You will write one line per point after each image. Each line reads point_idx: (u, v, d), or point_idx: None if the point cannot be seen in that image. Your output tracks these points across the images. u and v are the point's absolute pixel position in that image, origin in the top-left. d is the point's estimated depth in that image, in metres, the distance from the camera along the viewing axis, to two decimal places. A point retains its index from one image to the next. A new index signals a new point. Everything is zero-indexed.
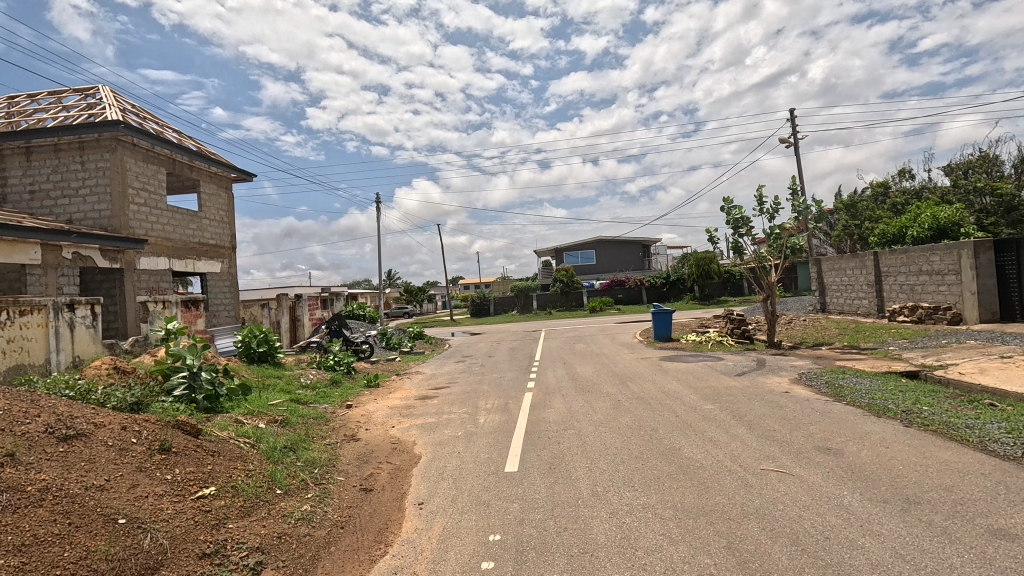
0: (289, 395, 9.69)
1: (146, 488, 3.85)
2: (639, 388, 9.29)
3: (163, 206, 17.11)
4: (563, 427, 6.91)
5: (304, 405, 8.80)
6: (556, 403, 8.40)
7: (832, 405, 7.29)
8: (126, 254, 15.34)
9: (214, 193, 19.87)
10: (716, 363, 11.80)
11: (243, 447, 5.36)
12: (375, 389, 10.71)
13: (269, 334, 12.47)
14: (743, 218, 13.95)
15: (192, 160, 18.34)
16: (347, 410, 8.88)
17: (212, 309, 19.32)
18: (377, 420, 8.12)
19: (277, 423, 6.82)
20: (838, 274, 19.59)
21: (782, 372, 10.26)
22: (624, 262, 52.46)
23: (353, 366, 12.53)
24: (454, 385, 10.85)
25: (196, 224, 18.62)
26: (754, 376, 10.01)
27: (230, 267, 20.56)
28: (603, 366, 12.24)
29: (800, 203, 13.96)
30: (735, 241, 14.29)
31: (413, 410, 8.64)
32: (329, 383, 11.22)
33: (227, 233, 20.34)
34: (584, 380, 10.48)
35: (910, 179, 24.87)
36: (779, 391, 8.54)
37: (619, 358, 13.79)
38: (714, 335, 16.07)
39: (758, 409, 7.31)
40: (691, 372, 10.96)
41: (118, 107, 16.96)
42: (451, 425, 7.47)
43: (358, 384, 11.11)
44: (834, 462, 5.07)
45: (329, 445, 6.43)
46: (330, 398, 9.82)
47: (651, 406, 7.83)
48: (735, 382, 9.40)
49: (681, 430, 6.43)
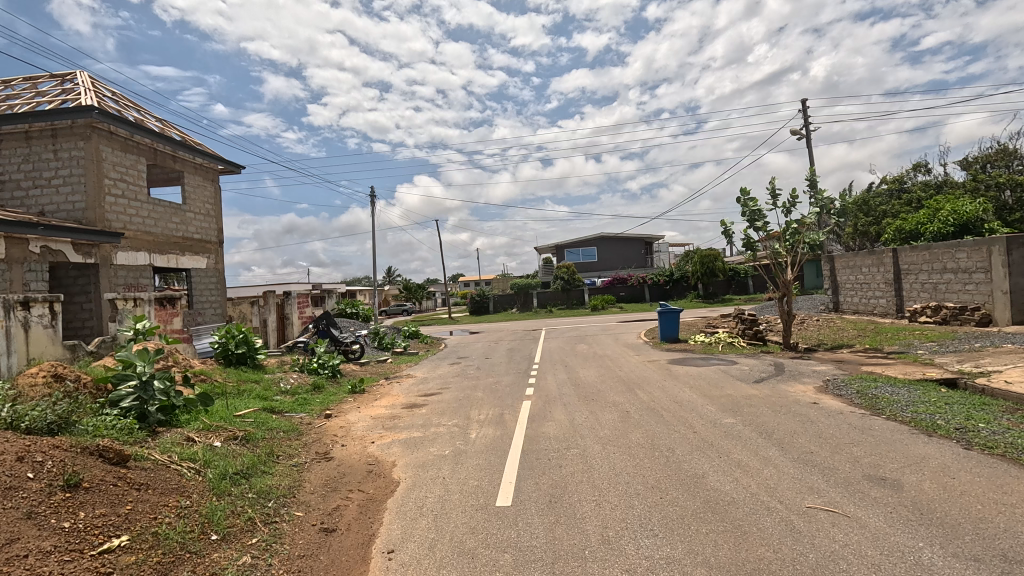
0: (263, 403, 8.81)
1: (29, 544, 2.99)
2: (649, 397, 8.40)
3: (143, 198, 16.23)
4: (565, 446, 6.03)
5: (277, 415, 7.92)
6: (556, 414, 7.52)
7: (871, 421, 6.39)
8: (101, 249, 14.51)
9: (199, 185, 19.01)
10: (730, 368, 10.90)
11: (184, 477, 4.48)
12: (360, 396, 9.82)
13: (248, 334, 11.58)
14: (759, 211, 13.08)
15: (175, 150, 17.49)
16: (325, 420, 8.00)
17: (197, 307, 18.49)
18: (356, 433, 7.21)
19: (238, 440, 5.91)
20: (853, 272, 18.65)
21: (805, 378, 9.36)
22: (627, 259, 51.50)
23: (338, 369, 11.66)
24: (445, 391, 9.95)
25: (179, 217, 17.74)
26: (774, 383, 9.12)
27: (217, 263, 19.70)
28: (608, 370, 11.35)
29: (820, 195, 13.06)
30: (749, 235, 13.44)
31: (398, 422, 7.75)
32: (311, 388, 10.34)
33: (213, 227, 19.47)
34: (588, 386, 9.60)
35: (926, 173, 23.90)
36: (806, 401, 7.64)
37: (624, 360, 12.90)
38: (725, 337, 15.16)
39: (787, 424, 6.41)
40: (703, 377, 10.06)
41: (96, 94, 16.09)
42: (437, 441, 6.57)
43: (341, 390, 10.24)
44: (895, 499, 4.18)
45: (295, 467, 5.53)
46: (309, 406, 8.93)
47: (664, 420, 6.94)
48: (755, 391, 8.49)
49: (701, 451, 5.56)
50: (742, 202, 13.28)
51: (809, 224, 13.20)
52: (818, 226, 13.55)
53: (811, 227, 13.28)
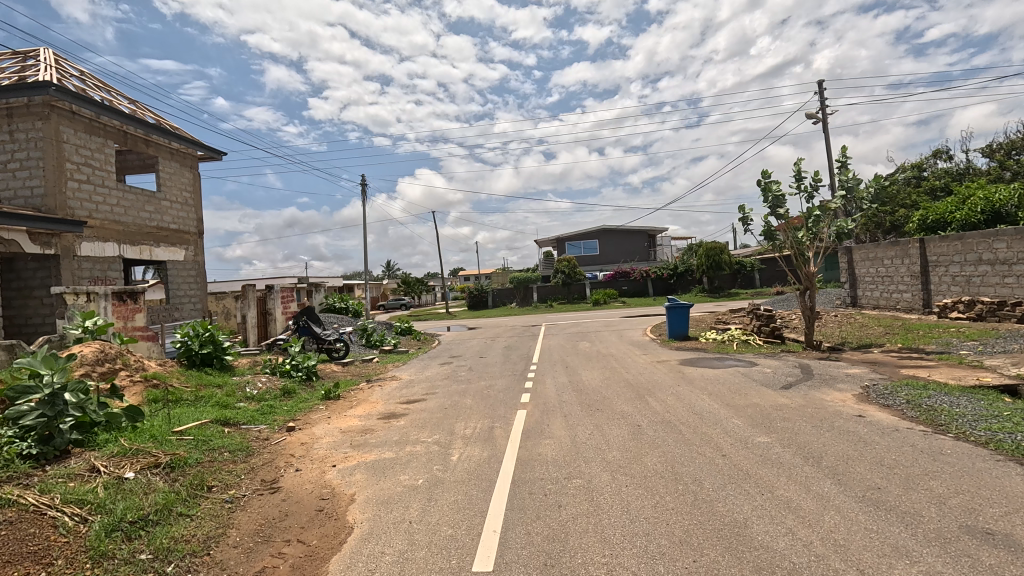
0: (220, 413, 7.68)
1: None
2: (663, 407, 7.26)
3: (111, 184, 15.10)
4: (565, 474, 4.91)
5: (230, 429, 6.82)
6: (556, 430, 6.38)
7: (939, 442, 5.22)
8: (62, 239, 13.37)
9: (176, 172, 17.85)
10: (750, 370, 9.74)
11: (54, 533, 3.36)
12: (333, 403, 8.69)
13: (216, 332, 10.44)
14: (781, 195, 11.92)
15: (147, 133, 16.38)
16: (287, 435, 6.88)
17: (174, 301, 17.38)
18: (318, 452, 6.09)
19: (160, 466, 4.80)
20: (875, 265, 17.41)
21: (840, 384, 8.19)
22: (629, 252, 50.26)
23: (314, 371, 10.54)
24: (430, 397, 8.80)
25: (153, 205, 16.61)
26: (805, 389, 7.97)
27: (196, 255, 18.56)
28: (613, 372, 10.22)
29: (848, 179, 11.85)
30: (768, 222, 12.28)
31: (369, 437, 6.61)
32: (280, 393, 9.20)
33: (191, 217, 18.34)
34: (592, 392, 8.45)
35: (947, 160, 22.60)
36: (851, 414, 6.46)
37: (631, 360, 11.77)
38: (739, 334, 13.97)
39: (837, 447, 5.24)
40: (722, 382, 8.88)
41: (60, 72, 14.95)
42: (411, 467, 5.42)
43: (314, 396, 9.11)
44: (1020, 568, 3.02)
45: (225, 505, 4.42)
46: (272, 416, 7.80)
47: (683, 438, 5.81)
48: (786, 400, 7.31)
49: (737, 484, 4.42)
50: (762, 185, 12.15)
51: (835, 210, 11.98)
52: (844, 213, 12.33)
53: (836, 214, 12.07)
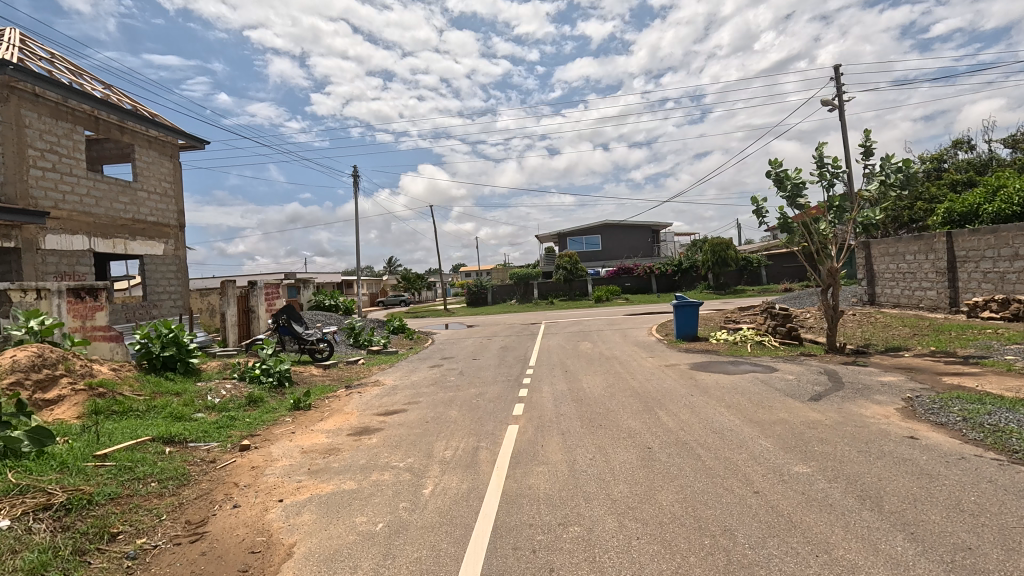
0: (168, 427, 6.73)
1: None
2: (677, 424, 6.27)
3: (81, 172, 14.14)
4: (562, 519, 3.92)
5: (172, 449, 5.86)
6: (552, 454, 5.38)
7: (1022, 477, 4.23)
8: (24, 231, 12.48)
9: (155, 161, 16.88)
10: (769, 376, 8.74)
11: None
12: (303, 414, 7.73)
13: (178, 333, 9.57)
14: (800, 184, 10.86)
15: (122, 120, 15.43)
16: (239, 455, 5.92)
17: (152, 298, 16.39)
18: (268, 480, 5.12)
19: (50, 507, 3.84)
20: (896, 261, 16.35)
21: (876, 395, 7.20)
22: (633, 248, 49.21)
23: (288, 376, 9.38)
24: (411, 407, 7.85)
25: (128, 196, 15.64)
26: (837, 400, 6.99)
27: (177, 249, 17.60)
28: (618, 378, 9.24)
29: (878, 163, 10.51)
30: (786, 213, 11.23)
31: (333, 460, 5.66)
32: (245, 402, 8.21)
33: (172, 209, 17.37)
34: (594, 403, 7.46)
35: (969, 150, 21.45)
36: (900, 435, 5.43)
37: (636, 364, 10.81)
38: (752, 335, 12.96)
39: (897, 482, 4.24)
40: (740, 391, 7.87)
41: (26, 53, 14.00)
42: (373, 505, 4.43)
43: (282, 406, 8.11)
44: None
45: (122, 563, 3.46)
46: (229, 431, 6.82)
47: (704, 467, 4.82)
48: (818, 415, 6.29)
49: (782, 539, 3.43)
50: (777, 174, 11.13)
51: (863, 199, 10.79)
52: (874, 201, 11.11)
53: (864, 203, 10.91)
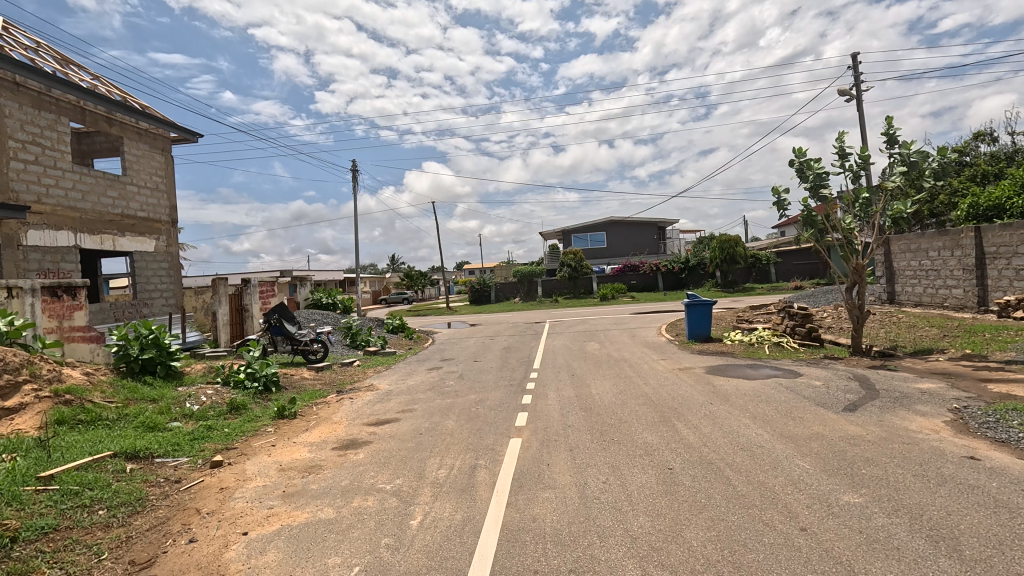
0: (135, 440, 6.11)
1: None
2: (699, 439, 5.59)
3: (65, 165, 13.58)
4: (574, 565, 3.26)
5: (134, 467, 5.24)
6: (561, 477, 4.72)
7: None
8: (4, 226, 11.95)
9: (146, 154, 16.27)
10: (795, 382, 8.04)
11: None
12: (287, 423, 7.09)
13: (159, 334, 8.98)
14: (823, 174, 10.13)
15: (110, 111, 14.88)
16: (209, 474, 5.28)
17: (142, 297, 15.79)
18: (234, 506, 4.48)
19: None
20: (917, 258, 15.60)
21: (917, 404, 6.51)
22: (638, 245, 48.50)
23: (275, 381, 8.76)
24: (404, 417, 7.20)
25: (116, 191, 15.06)
26: (875, 411, 6.30)
27: (169, 246, 17.00)
28: (630, 383, 8.58)
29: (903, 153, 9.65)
30: (808, 206, 10.56)
31: (311, 481, 5.02)
32: (226, 409, 7.58)
33: (163, 204, 16.78)
34: (605, 413, 6.80)
35: (991, 142, 20.59)
36: (957, 455, 4.73)
37: (647, 367, 10.13)
38: (769, 337, 12.27)
39: (972, 518, 3.55)
40: (765, 399, 7.18)
41: (8, 41, 13.46)
42: (350, 540, 3.78)
43: (265, 414, 7.48)
44: None
45: None
46: (203, 444, 6.20)
47: (737, 494, 4.15)
48: (858, 429, 5.60)
49: None
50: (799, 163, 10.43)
51: (892, 190, 10.01)
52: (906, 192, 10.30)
53: (894, 194, 10.14)
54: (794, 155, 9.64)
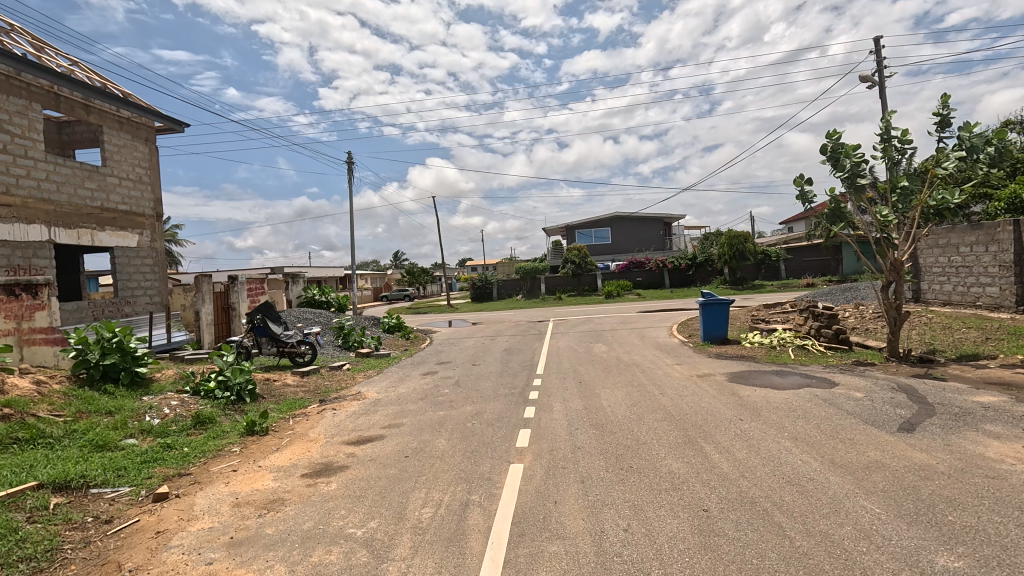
0: (71, 464, 5.24)
1: None
2: (735, 469, 4.69)
3: (37, 154, 12.74)
4: None
5: (57, 503, 4.36)
6: (572, 523, 3.83)
7: None
8: None
9: (127, 144, 15.41)
10: (831, 393, 7.13)
11: None
12: (255, 441, 6.20)
13: (123, 337, 8.18)
14: (862, 162, 9.20)
15: (87, 97, 14.14)
16: (148, 512, 4.39)
17: (124, 295, 14.92)
18: (162, 560, 3.60)
19: None
20: (947, 253, 14.60)
21: (985, 423, 5.57)
22: (643, 242, 47.51)
23: (249, 390, 7.88)
24: (390, 434, 6.32)
25: (94, 182, 14.22)
26: (937, 432, 5.37)
27: (154, 241, 16.15)
28: (645, 393, 7.68)
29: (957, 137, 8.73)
30: (841, 198, 9.67)
31: (266, 523, 4.12)
32: (190, 423, 6.74)
33: (147, 197, 15.92)
34: (620, 432, 5.91)
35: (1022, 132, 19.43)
36: None
37: (662, 373, 9.21)
38: (792, 339, 11.37)
39: None
40: (802, 414, 6.27)
41: None
42: None
43: (234, 428, 6.61)
44: None
45: None
46: (152, 470, 5.31)
47: (796, 554, 3.24)
48: (926, 457, 4.67)
49: None
50: (832, 150, 9.51)
51: (939, 178, 9.14)
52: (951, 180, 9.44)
53: (939, 182, 9.28)
54: (832, 140, 8.66)
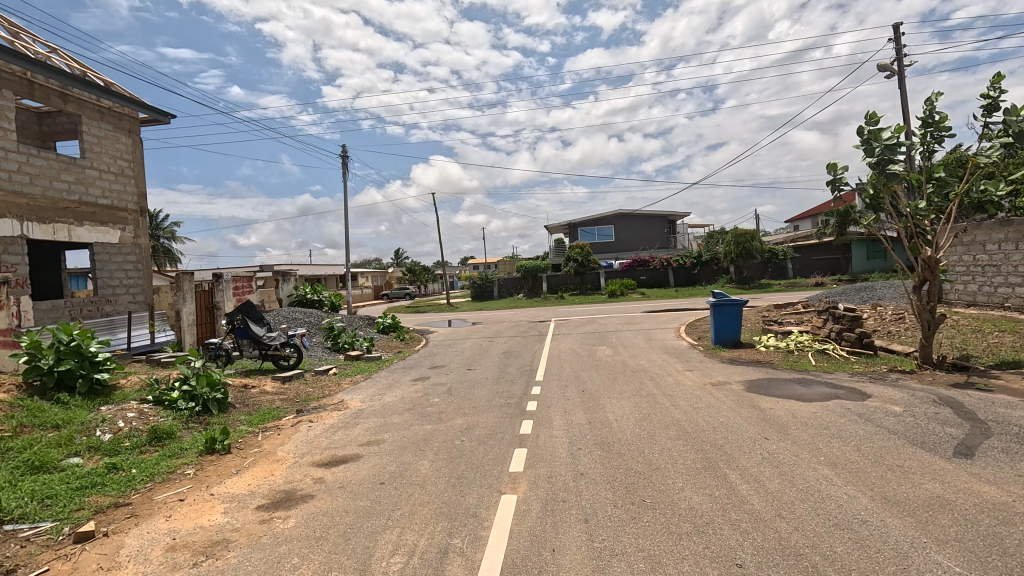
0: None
1: None
2: (769, 507, 3.91)
3: (9, 144, 12.04)
4: None
5: None
6: None
7: None
8: None
9: (109, 135, 14.70)
10: (865, 407, 6.37)
11: None
12: (213, 463, 5.45)
13: (82, 341, 7.41)
14: (895, 146, 8.50)
15: (64, 85, 13.41)
16: (62, 559, 3.63)
17: (104, 293, 14.20)
18: None
19: None
20: (972, 251, 13.78)
21: None
22: (648, 240, 46.65)
23: (218, 400, 7.15)
24: (367, 454, 5.56)
25: (71, 175, 13.51)
26: (1004, 458, 4.58)
27: (137, 237, 15.43)
28: (657, 405, 6.92)
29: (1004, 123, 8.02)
30: (872, 186, 9.00)
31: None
32: (146, 439, 6.00)
33: (129, 191, 15.20)
34: (629, 454, 5.15)
35: None
36: None
37: (673, 381, 8.44)
38: (810, 343, 10.61)
39: None
40: (836, 432, 5.52)
41: None
42: None
43: (193, 446, 5.87)
44: None
45: None
46: (85, 499, 4.57)
47: None
48: (1001, 494, 3.89)
49: None
50: (866, 134, 8.82)
51: (980, 168, 8.44)
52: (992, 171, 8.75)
53: (980, 173, 8.58)
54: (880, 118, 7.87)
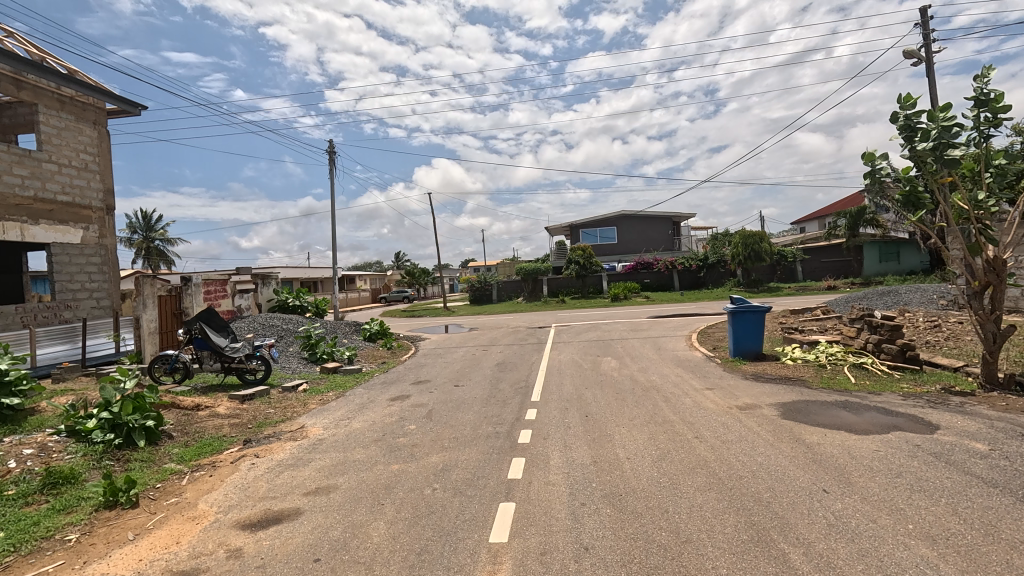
0: None
1: None
2: None
3: None
4: None
5: None
6: None
7: None
8: None
9: (71, 127, 13.54)
10: (938, 443, 5.13)
11: None
12: (108, 523, 4.19)
13: None
14: (952, 128, 7.29)
15: (18, 70, 12.19)
16: None
17: (62, 298, 13.00)
18: None
19: None
20: None
21: None
22: (651, 241, 45.42)
23: (147, 430, 5.91)
24: (308, 509, 4.32)
25: (25, 169, 12.33)
26: None
27: (102, 237, 14.25)
28: (678, 438, 5.67)
29: None
30: (924, 175, 7.74)
31: None
32: (38, 486, 4.75)
33: (94, 187, 14.03)
34: (650, 515, 3.90)
35: None
36: None
37: (692, 403, 7.20)
38: (844, 356, 9.35)
39: None
40: (915, 482, 4.27)
41: None
42: None
43: (94, 495, 4.63)
44: None
45: None
46: None
47: None
48: None
49: None
50: (902, 119, 7.60)
51: None
52: None
53: None
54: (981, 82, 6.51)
